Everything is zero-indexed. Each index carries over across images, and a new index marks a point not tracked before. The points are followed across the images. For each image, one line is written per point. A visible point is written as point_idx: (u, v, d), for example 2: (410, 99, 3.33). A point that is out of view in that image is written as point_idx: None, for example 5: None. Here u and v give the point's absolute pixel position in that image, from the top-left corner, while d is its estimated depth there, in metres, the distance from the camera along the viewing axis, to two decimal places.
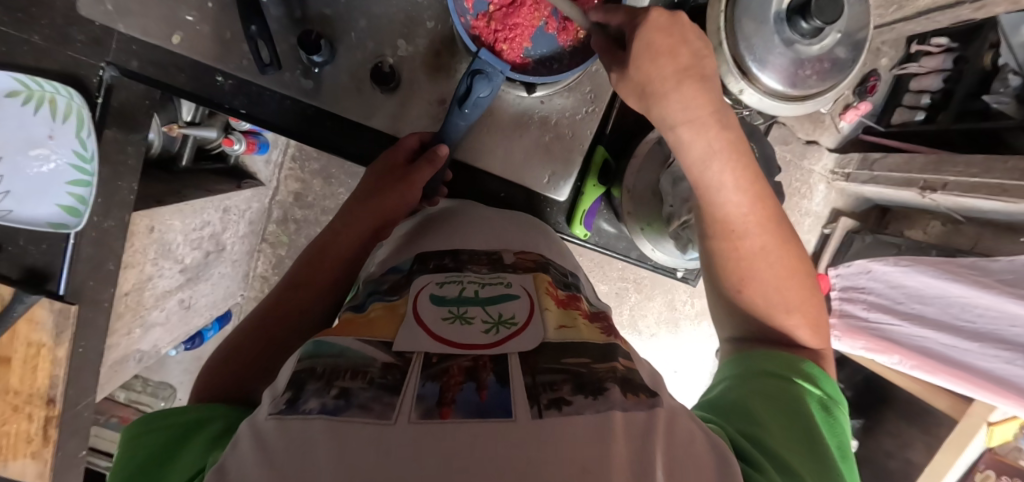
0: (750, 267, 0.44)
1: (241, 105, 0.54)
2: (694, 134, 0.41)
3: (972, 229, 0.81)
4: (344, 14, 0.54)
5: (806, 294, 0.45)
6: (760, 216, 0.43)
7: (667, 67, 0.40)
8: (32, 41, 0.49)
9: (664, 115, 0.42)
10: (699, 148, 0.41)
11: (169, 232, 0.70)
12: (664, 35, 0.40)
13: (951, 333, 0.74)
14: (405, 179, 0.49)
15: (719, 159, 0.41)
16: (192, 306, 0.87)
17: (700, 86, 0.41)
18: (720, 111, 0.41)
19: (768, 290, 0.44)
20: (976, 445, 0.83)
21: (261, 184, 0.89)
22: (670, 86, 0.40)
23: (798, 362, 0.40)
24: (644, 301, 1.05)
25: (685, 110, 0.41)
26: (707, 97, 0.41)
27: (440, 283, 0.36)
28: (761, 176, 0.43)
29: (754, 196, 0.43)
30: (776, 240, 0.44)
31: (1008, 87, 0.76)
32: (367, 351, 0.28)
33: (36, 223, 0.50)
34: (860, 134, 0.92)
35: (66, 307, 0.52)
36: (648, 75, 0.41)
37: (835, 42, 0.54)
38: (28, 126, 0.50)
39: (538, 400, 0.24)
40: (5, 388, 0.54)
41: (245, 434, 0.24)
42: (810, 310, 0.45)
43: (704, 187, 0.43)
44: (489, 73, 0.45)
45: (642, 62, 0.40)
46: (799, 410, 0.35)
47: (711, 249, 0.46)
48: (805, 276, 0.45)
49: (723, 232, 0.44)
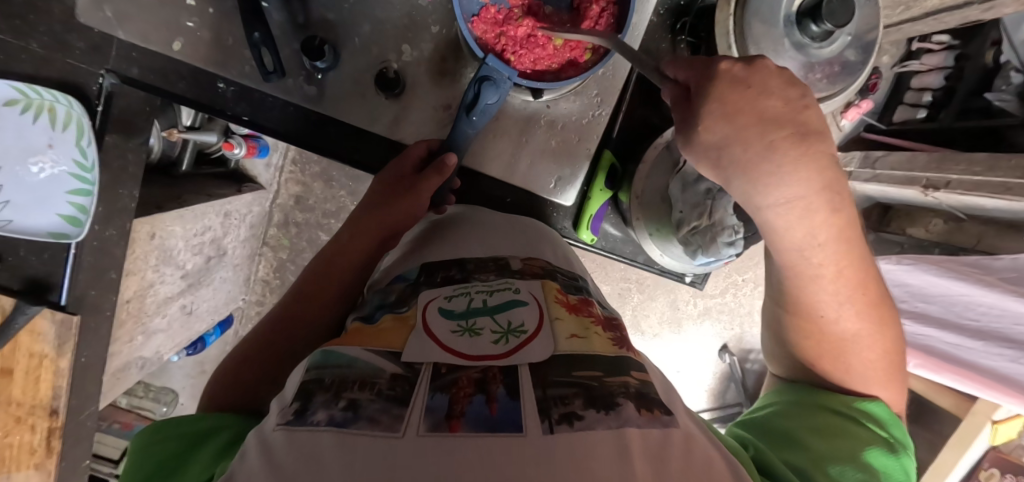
0: (836, 347, 0.40)
1: (243, 112, 0.53)
2: (795, 220, 0.34)
3: (974, 226, 0.80)
4: (347, 18, 0.53)
5: (893, 369, 0.42)
6: (860, 303, 0.39)
7: (749, 125, 0.32)
8: (30, 49, 0.48)
9: (747, 195, 0.34)
10: (797, 234, 0.35)
11: (170, 238, 0.70)
12: (738, 87, 0.32)
13: (955, 331, 0.73)
14: (413, 189, 0.49)
15: (821, 250, 0.35)
16: (194, 311, 0.86)
17: (804, 147, 0.32)
18: (834, 192, 0.33)
19: (852, 370, 0.41)
20: (981, 444, 0.82)
21: (261, 187, 0.89)
22: (767, 157, 0.32)
23: (865, 402, 0.40)
24: (646, 301, 1.05)
25: (795, 191, 0.32)
26: (821, 167, 0.32)
27: (448, 296, 0.35)
28: (868, 254, 0.38)
29: (855, 279, 0.38)
30: (870, 325, 0.40)
31: (1010, 84, 0.76)
32: (376, 362, 0.28)
33: (35, 232, 0.49)
34: (861, 132, 0.90)
35: (68, 318, 0.51)
36: (729, 138, 0.32)
37: (845, 44, 0.54)
38: (27, 135, 0.49)
39: (549, 414, 0.24)
40: (7, 399, 0.54)
41: (251, 447, 0.23)
42: (897, 382, 0.42)
43: (796, 275, 0.38)
44: (497, 79, 0.45)
45: (717, 126, 0.32)
46: (860, 452, 0.35)
47: (789, 322, 0.42)
48: (896, 349, 0.41)
49: (806, 315, 0.40)
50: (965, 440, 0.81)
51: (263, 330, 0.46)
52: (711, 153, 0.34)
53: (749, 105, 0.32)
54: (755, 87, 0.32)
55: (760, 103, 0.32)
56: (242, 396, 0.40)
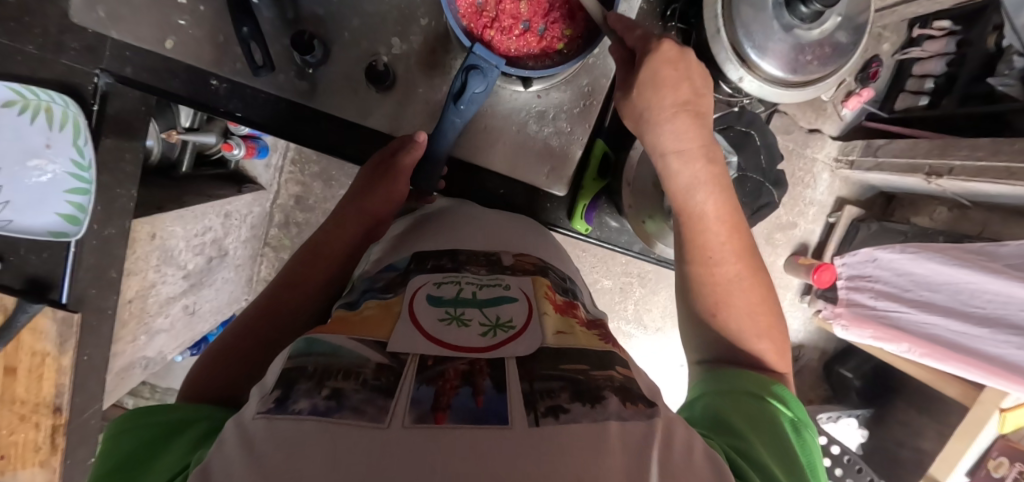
0: (724, 294, 0.44)
1: (236, 108, 0.54)
2: (683, 163, 0.44)
3: (978, 214, 0.80)
4: (335, 14, 0.53)
5: (773, 324, 0.45)
6: (736, 246, 0.45)
7: (666, 97, 0.44)
8: (26, 51, 0.48)
9: (656, 142, 0.45)
10: (685, 177, 0.45)
11: (171, 238, 0.71)
12: (670, 68, 0.43)
13: (961, 319, 0.72)
14: (391, 173, 0.49)
15: (703, 189, 0.44)
16: (197, 311, 0.87)
17: (697, 122, 0.44)
18: (709, 147, 0.44)
19: (739, 314, 0.44)
20: (987, 433, 0.77)
21: (262, 188, 0.89)
22: (670, 121, 0.44)
23: (770, 384, 0.40)
24: (649, 295, 1.05)
25: (679, 141, 0.44)
26: (702, 132, 0.44)
27: (438, 282, 0.36)
28: (738, 207, 0.46)
29: (731, 225, 0.45)
30: (748, 268, 0.45)
31: (1013, 68, 0.72)
32: (359, 351, 0.27)
33: (35, 232, 0.50)
34: (863, 121, 0.90)
35: (68, 316, 0.52)
36: (649, 103, 0.44)
37: (836, 26, 0.53)
38: (25, 137, 0.50)
39: (535, 407, 0.24)
40: (13, 398, 0.55)
41: (230, 437, 0.23)
42: (778, 339, 0.45)
43: (688, 216, 0.46)
44: (484, 68, 0.44)
45: (646, 93, 0.44)
46: (775, 434, 0.34)
47: (686, 274, 0.46)
48: (772, 302, 0.46)
49: (701, 260, 0.45)
50: (971, 429, 0.78)
51: (243, 320, 0.45)
52: (637, 113, 0.46)
53: (671, 83, 0.44)
54: (681, 64, 0.43)
55: (671, 80, 0.44)
56: (221, 387, 0.39)
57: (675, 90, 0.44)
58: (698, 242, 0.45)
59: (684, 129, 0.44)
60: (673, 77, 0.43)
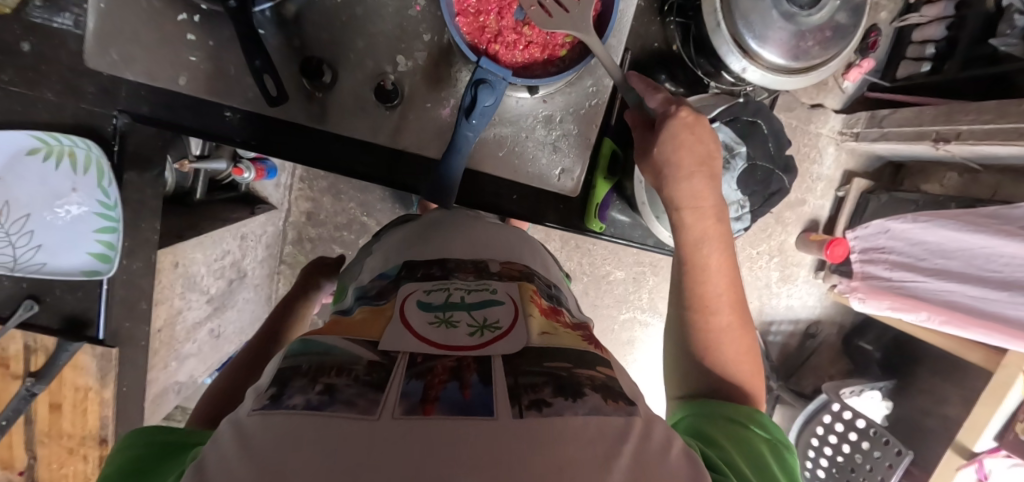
0: (715, 343, 0.45)
1: (248, 137, 0.55)
2: (692, 219, 0.46)
3: (989, 177, 0.79)
4: (339, 37, 0.54)
5: (754, 374, 0.46)
6: (731, 296, 0.46)
7: (683, 156, 0.46)
8: (45, 98, 0.50)
9: (672, 197, 0.47)
10: (692, 233, 0.46)
11: (193, 265, 0.72)
12: (688, 132, 0.46)
13: (978, 284, 0.71)
14: None
15: (710, 243, 0.46)
16: (222, 334, 0.89)
17: (710, 182, 0.46)
18: (719, 207, 0.47)
19: (726, 361, 0.44)
20: (1012, 397, 0.76)
21: (273, 207, 0.91)
22: (687, 177, 0.46)
23: (756, 412, 0.40)
24: (662, 283, 1.05)
25: (694, 198, 0.46)
26: (713, 193, 0.47)
27: (427, 290, 0.36)
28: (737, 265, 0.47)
29: (729, 278, 0.46)
30: (740, 319, 0.46)
31: (1014, 27, 0.69)
32: (353, 351, 0.28)
33: (71, 272, 0.53)
34: (866, 92, 0.91)
35: (106, 351, 0.55)
36: (670, 159, 0.46)
37: (835, 9, 0.53)
38: (51, 182, 0.52)
39: (519, 400, 0.24)
40: (60, 433, 0.58)
41: (226, 433, 0.23)
42: (757, 387, 0.45)
43: (692, 265, 0.46)
44: (493, 81, 0.46)
45: (667, 150, 0.46)
46: (755, 452, 0.35)
47: (682, 318, 0.46)
48: (755, 354, 0.46)
49: (700, 306, 0.45)
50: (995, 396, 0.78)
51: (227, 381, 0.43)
52: (658, 168, 0.47)
53: (690, 145, 0.46)
54: (699, 129, 0.46)
55: (694, 143, 0.46)
56: None
57: (693, 150, 0.46)
58: (699, 290, 0.46)
59: (699, 189, 0.46)
60: (690, 140, 0.46)
